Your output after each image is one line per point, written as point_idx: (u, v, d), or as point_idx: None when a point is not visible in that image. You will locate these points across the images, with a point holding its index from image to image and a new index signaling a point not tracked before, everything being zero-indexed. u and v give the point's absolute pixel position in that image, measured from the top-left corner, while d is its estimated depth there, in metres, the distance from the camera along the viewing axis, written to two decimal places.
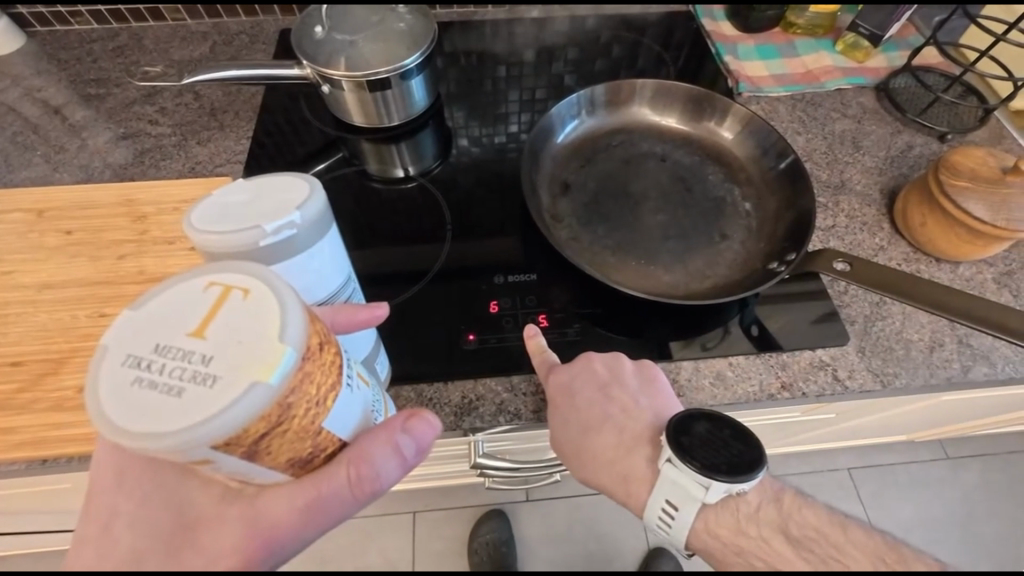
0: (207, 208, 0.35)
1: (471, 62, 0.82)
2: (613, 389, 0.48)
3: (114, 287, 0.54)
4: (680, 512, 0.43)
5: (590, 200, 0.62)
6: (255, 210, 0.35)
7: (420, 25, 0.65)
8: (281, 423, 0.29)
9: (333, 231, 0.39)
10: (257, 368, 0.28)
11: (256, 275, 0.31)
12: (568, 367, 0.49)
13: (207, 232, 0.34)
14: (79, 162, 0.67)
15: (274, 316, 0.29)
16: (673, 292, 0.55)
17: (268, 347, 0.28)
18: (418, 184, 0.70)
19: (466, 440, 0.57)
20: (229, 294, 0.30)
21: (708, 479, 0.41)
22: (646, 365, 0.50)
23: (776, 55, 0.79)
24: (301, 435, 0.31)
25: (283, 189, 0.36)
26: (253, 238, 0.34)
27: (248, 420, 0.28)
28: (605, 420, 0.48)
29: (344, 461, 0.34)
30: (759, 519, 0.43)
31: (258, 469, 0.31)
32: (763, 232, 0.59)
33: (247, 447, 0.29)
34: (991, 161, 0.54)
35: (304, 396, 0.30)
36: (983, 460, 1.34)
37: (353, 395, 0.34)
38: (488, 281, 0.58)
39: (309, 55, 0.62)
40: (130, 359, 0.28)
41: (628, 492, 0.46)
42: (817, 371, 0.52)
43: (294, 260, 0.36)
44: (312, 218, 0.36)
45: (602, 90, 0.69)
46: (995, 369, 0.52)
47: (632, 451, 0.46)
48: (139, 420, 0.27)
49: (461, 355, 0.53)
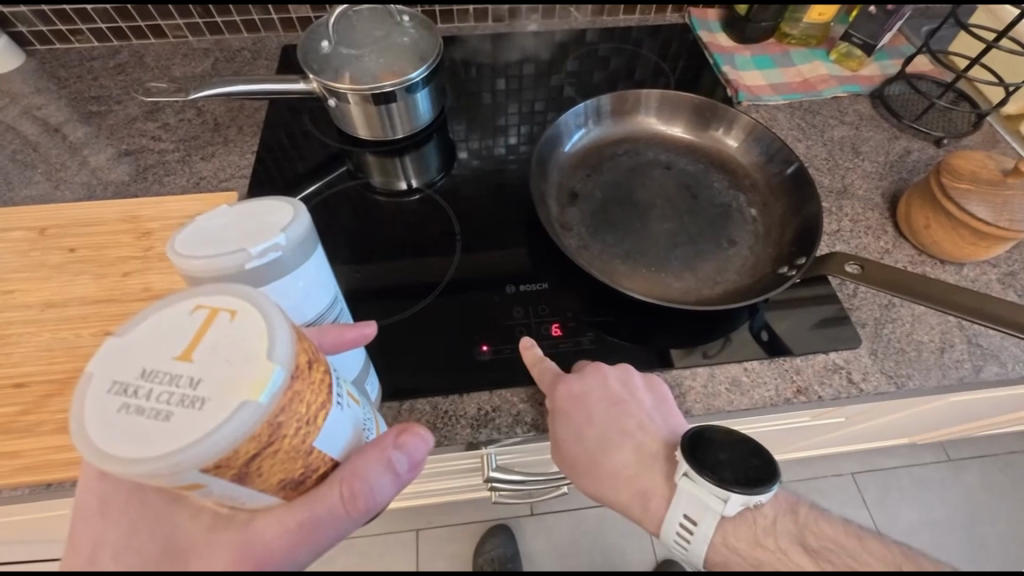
0: (193, 233, 0.35)
1: (472, 75, 0.83)
2: (633, 410, 0.48)
3: (120, 305, 0.53)
4: (699, 526, 0.43)
5: (597, 209, 0.62)
6: (242, 232, 0.35)
7: (424, 40, 0.65)
8: (272, 443, 0.28)
9: (318, 251, 0.38)
10: (246, 388, 0.27)
11: (243, 295, 0.30)
12: (580, 379, 0.48)
13: (192, 257, 0.33)
14: (81, 180, 0.66)
15: (261, 335, 0.29)
16: (685, 299, 0.55)
17: (256, 366, 0.28)
18: (422, 197, 0.70)
19: (477, 454, 0.57)
20: (215, 315, 0.29)
21: (725, 491, 0.41)
22: (656, 384, 0.50)
23: (772, 65, 0.80)
24: (291, 455, 0.30)
25: (268, 212, 0.36)
26: (238, 262, 0.33)
27: (238, 441, 0.27)
28: (619, 437, 0.47)
29: (336, 481, 0.33)
30: (777, 537, 0.42)
31: (248, 492, 0.30)
32: (771, 238, 0.60)
33: (237, 469, 0.28)
34: (991, 164, 0.55)
35: (294, 415, 0.29)
36: (984, 462, 1.35)
37: (343, 414, 0.33)
38: (499, 291, 0.58)
39: (315, 69, 0.62)
40: (115, 386, 0.28)
41: (645, 509, 0.46)
42: (831, 375, 0.52)
43: (282, 281, 0.36)
44: (298, 239, 0.35)
45: (607, 100, 0.69)
46: (1006, 368, 0.53)
47: (645, 469, 0.46)
48: (126, 446, 0.26)
49: (474, 366, 0.53)
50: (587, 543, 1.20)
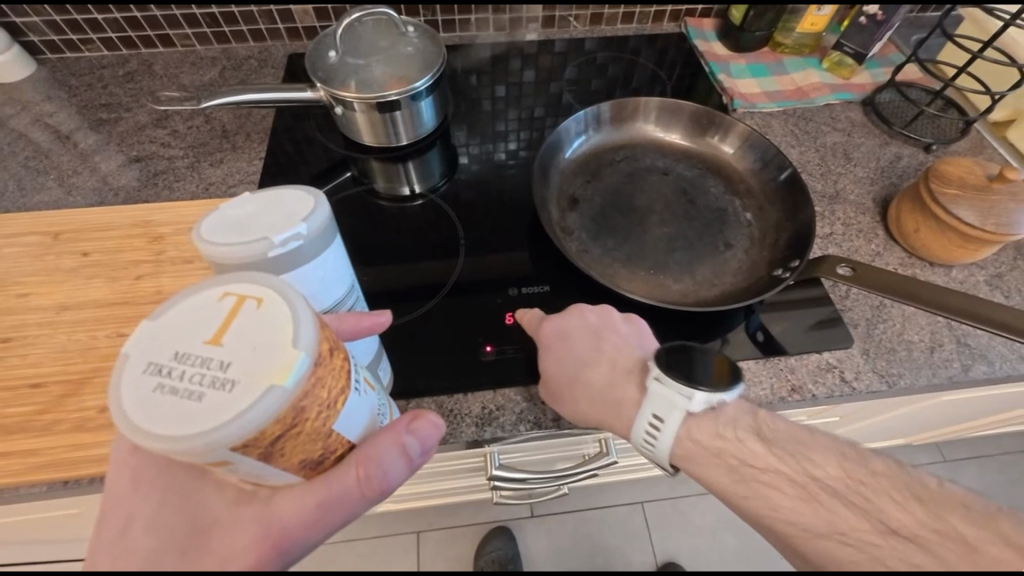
0: (217, 221, 0.36)
1: (473, 82, 0.85)
2: (608, 335, 0.50)
3: (132, 307, 0.54)
4: (666, 423, 0.44)
5: (598, 214, 0.64)
6: (265, 221, 0.36)
7: (428, 49, 0.67)
8: (295, 425, 0.30)
9: (336, 240, 0.40)
10: (272, 372, 0.28)
11: (270, 285, 0.32)
12: (561, 316, 0.52)
13: (218, 242, 0.35)
14: (92, 186, 0.68)
15: (287, 323, 0.30)
16: (684, 300, 0.57)
17: (282, 352, 0.29)
18: (425, 202, 0.72)
19: (480, 452, 0.60)
20: (243, 303, 0.31)
21: (689, 387, 0.43)
22: (634, 319, 0.52)
23: (766, 73, 0.82)
24: (313, 437, 0.32)
25: (287, 203, 0.38)
26: (261, 249, 0.35)
27: (265, 422, 0.28)
28: (596, 358, 0.49)
29: (354, 461, 0.34)
30: (736, 430, 0.43)
31: (271, 471, 0.32)
32: (766, 241, 0.61)
33: (263, 448, 0.29)
34: (977, 170, 0.57)
35: (316, 399, 0.30)
36: (978, 463, 1.37)
37: (361, 399, 0.35)
38: (503, 294, 0.59)
39: (322, 78, 0.64)
40: (150, 366, 0.29)
41: (618, 415, 0.46)
42: (825, 373, 0.53)
43: (302, 268, 0.37)
44: (317, 229, 0.37)
45: (607, 108, 0.71)
46: (993, 367, 0.54)
47: (620, 380, 0.47)
48: (160, 423, 0.28)
49: (478, 366, 0.54)
50: (587, 543, 1.21)
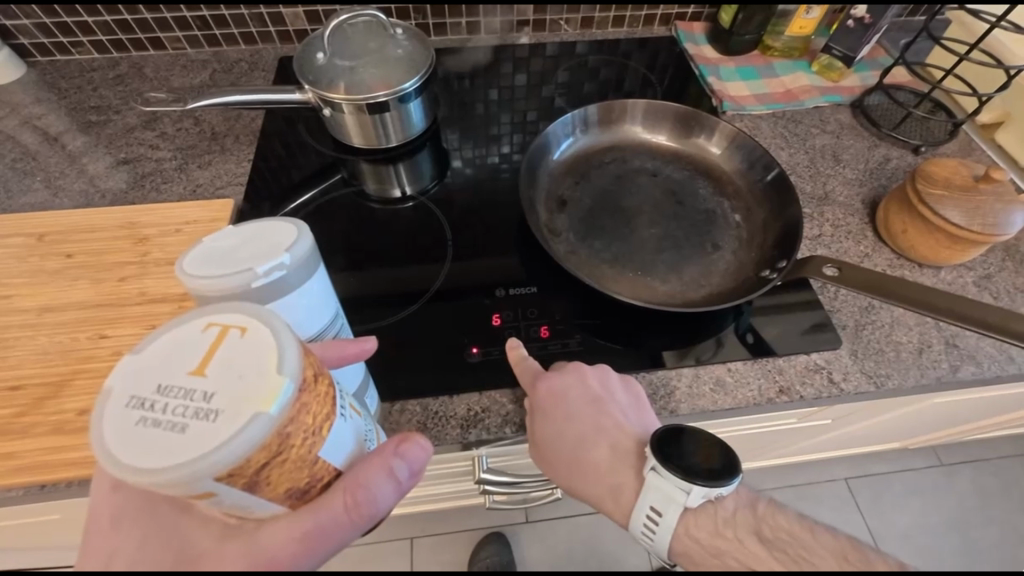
0: (199, 254, 0.36)
1: (466, 85, 0.85)
2: (608, 407, 0.48)
3: (115, 309, 0.54)
4: (665, 517, 0.43)
5: (586, 215, 0.63)
6: (248, 252, 0.36)
7: (417, 52, 0.67)
8: (281, 453, 0.30)
9: (321, 269, 0.40)
10: (256, 400, 0.28)
11: (253, 313, 0.31)
12: (560, 375, 0.49)
13: (200, 276, 0.34)
14: (79, 188, 0.67)
15: (271, 351, 0.30)
16: (671, 301, 0.57)
17: (266, 380, 0.29)
18: (415, 204, 0.71)
19: (468, 455, 0.58)
20: (226, 332, 0.30)
21: (689, 483, 0.42)
22: (632, 383, 0.50)
23: (755, 76, 0.83)
24: (298, 465, 0.31)
25: (273, 233, 0.37)
26: (245, 280, 0.34)
27: (249, 451, 0.28)
28: (595, 433, 0.47)
29: (340, 488, 0.34)
30: (735, 529, 0.43)
31: (257, 502, 0.31)
32: (753, 242, 0.61)
33: (248, 478, 0.29)
34: (963, 170, 0.57)
35: (301, 426, 0.30)
36: (976, 466, 1.37)
37: (347, 423, 0.35)
38: (489, 295, 0.59)
39: (311, 79, 0.64)
40: (133, 401, 0.29)
41: (616, 502, 0.46)
42: (813, 375, 0.53)
43: (286, 299, 0.37)
44: (301, 259, 0.37)
45: (594, 110, 0.71)
46: (982, 368, 0.54)
47: (619, 466, 0.46)
48: (143, 457, 0.27)
49: (463, 369, 0.53)
50: (583, 548, 1.21)
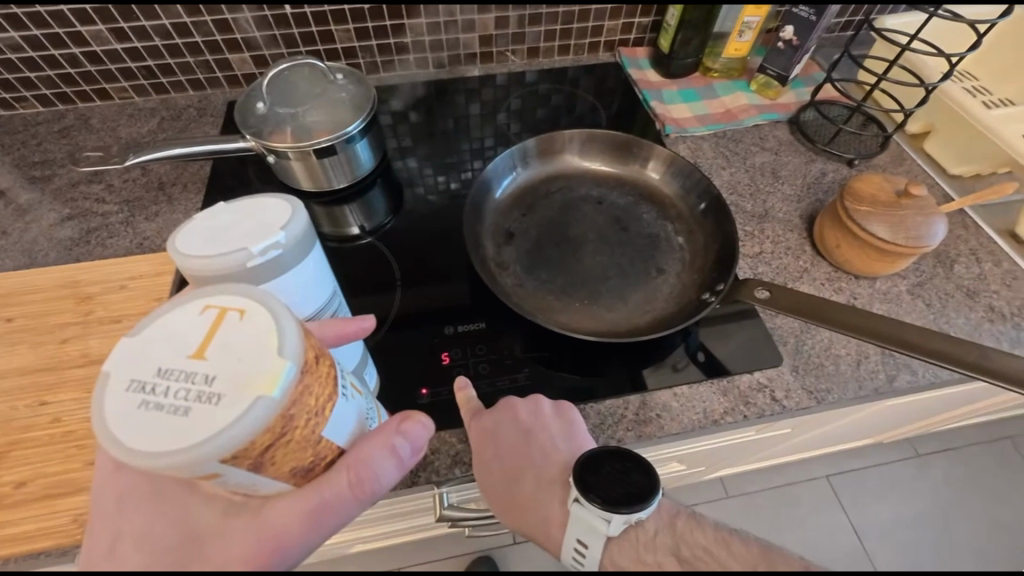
0: (194, 235, 0.37)
1: (417, 119, 0.87)
2: (538, 438, 0.48)
3: (56, 373, 0.53)
4: (590, 549, 0.43)
5: (533, 247, 0.65)
6: (243, 233, 0.37)
7: (361, 94, 0.68)
8: (284, 434, 0.30)
9: (315, 248, 0.41)
10: (258, 382, 0.28)
11: (251, 296, 0.32)
12: (492, 414, 0.50)
13: (195, 256, 0.36)
14: (22, 247, 0.66)
15: (272, 333, 0.30)
16: (616, 329, 0.58)
17: (267, 362, 0.29)
18: (368, 241, 0.71)
19: (428, 492, 0.57)
20: (225, 315, 0.31)
21: (608, 512, 0.42)
22: (565, 410, 0.51)
23: (697, 97, 0.86)
24: (303, 445, 0.31)
25: (266, 213, 0.39)
26: (240, 260, 0.36)
27: (253, 432, 0.28)
28: (524, 465, 0.48)
29: (344, 466, 0.33)
30: (656, 553, 0.42)
31: (262, 480, 0.31)
32: (695, 265, 0.63)
33: (253, 459, 0.29)
34: (888, 186, 0.60)
35: (304, 407, 0.30)
36: (949, 455, 1.40)
37: (348, 403, 0.35)
38: (438, 333, 0.59)
39: (253, 129, 0.65)
40: (134, 385, 0.29)
41: (546, 533, 0.46)
42: (756, 394, 0.54)
43: (282, 278, 0.39)
44: (295, 238, 0.38)
45: (533, 143, 0.73)
46: (917, 376, 0.56)
47: (547, 495, 0.47)
48: (148, 440, 0.27)
49: (414, 410, 0.54)
50: None
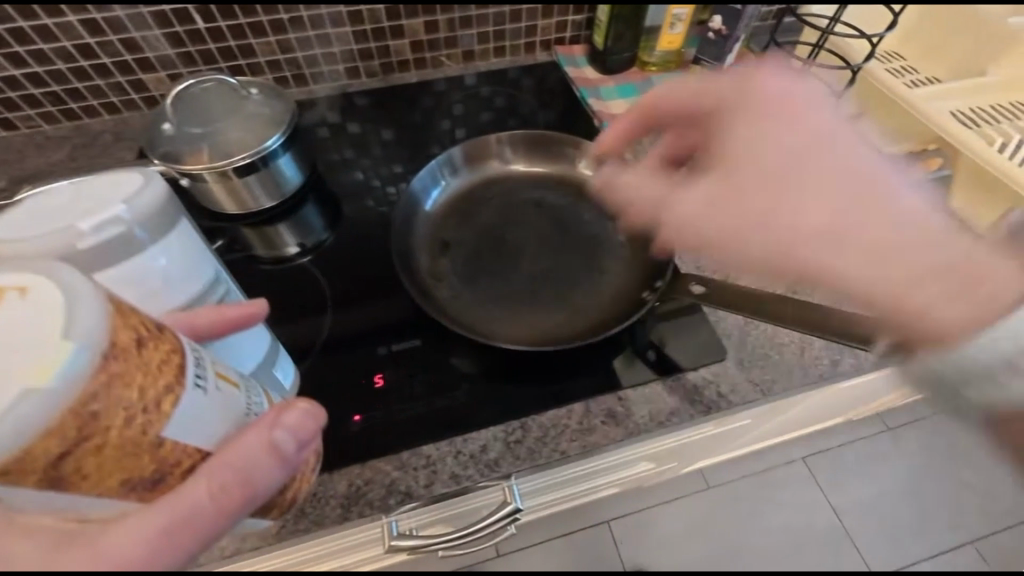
0: (28, 219, 0.37)
1: (351, 130, 0.83)
2: None
3: None
4: None
5: (469, 256, 0.62)
6: (73, 213, 0.36)
7: (279, 108, 0.65)
8: (84, 435, 0.28)
9: (172, 229, 0.40)
10: (36, 370, 0.28)
11: (39, 276, 0.31)
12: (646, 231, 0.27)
13: (20, 239, 0.35)
14: None
15: (57, 314, 0.29)
16: (557, 335, 0.56)
17: (52, 347, 0.28)
18: (303, 262, 0.68)
19: (376, 522, 0.52)
20: (8, 297, 0.31)
21: None
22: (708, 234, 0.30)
23: (635, 92, 0.85)
24: (133, 451, 0.30)
25: (105, 192, 0.38)
26: (70, 242, 0.35)
27: (29, 430, 0.27)
28: None
29: (205, 472, 0.32)
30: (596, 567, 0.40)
31: (86, 501, 0.31)
32: (636, 262, 0.62)
33: (47, 471, 0.28)
34: None
35: (114, 403, 0.29)
36: (920, 426, 1.42)
37: (203, 397, 0.33)
38: (373, 354, 0.56)
39: (162, 153, 0.61)
40: None
41: None
42: (701, 391, 0.53)
43: (129, 262, 0.37)
44: (135, 218, 0.37)
45: (461, 150, 0.70)
46: (859, 360, 0.56)
47: None
48: None
49: (346, 439, 0.50)
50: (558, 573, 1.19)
